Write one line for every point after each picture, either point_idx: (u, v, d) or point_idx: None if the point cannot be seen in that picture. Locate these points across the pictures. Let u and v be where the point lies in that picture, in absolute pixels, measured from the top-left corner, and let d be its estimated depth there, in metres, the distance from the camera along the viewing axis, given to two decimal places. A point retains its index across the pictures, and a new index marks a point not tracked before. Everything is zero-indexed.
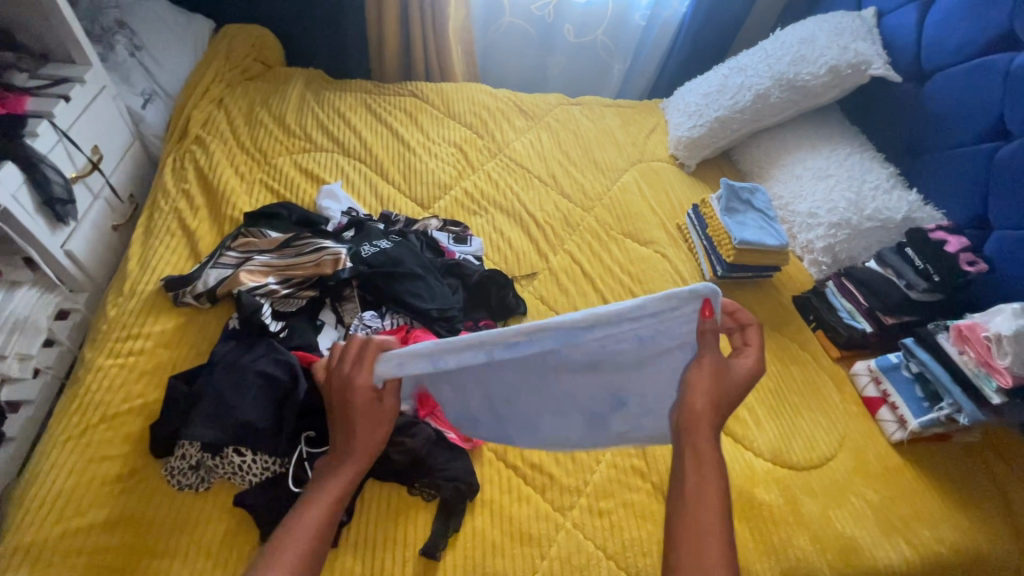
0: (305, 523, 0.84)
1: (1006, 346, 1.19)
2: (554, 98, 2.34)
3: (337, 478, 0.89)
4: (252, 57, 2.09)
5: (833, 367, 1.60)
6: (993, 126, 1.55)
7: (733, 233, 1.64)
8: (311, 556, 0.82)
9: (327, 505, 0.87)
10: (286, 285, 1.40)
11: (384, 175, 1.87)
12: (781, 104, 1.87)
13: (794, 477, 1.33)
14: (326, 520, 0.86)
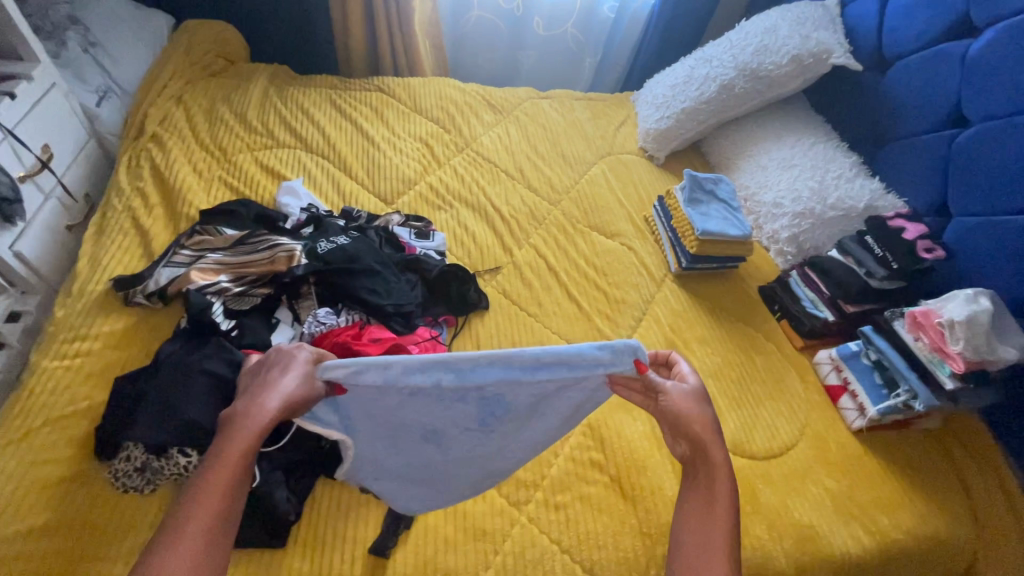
0: (198, 509, 0.81)
1: (958, 332, 1.20)
2: (523, 91, 2.32)
3: (227, 458, 0.86)
4: (213, 53, 2.06)
5: (796, 356, 1.60)
6: (952, 113, 1.55)
7: (697, 224, 1.63)
8: (214, 530, 0.81)
9: (228, 477, 0.84)
10: (239, 283, 1.38)
11: (347, 171, 1.85)
12: (745, 94, 1.87)
13: (753, 467, 1.33)
14: (224, 501, 0.83)
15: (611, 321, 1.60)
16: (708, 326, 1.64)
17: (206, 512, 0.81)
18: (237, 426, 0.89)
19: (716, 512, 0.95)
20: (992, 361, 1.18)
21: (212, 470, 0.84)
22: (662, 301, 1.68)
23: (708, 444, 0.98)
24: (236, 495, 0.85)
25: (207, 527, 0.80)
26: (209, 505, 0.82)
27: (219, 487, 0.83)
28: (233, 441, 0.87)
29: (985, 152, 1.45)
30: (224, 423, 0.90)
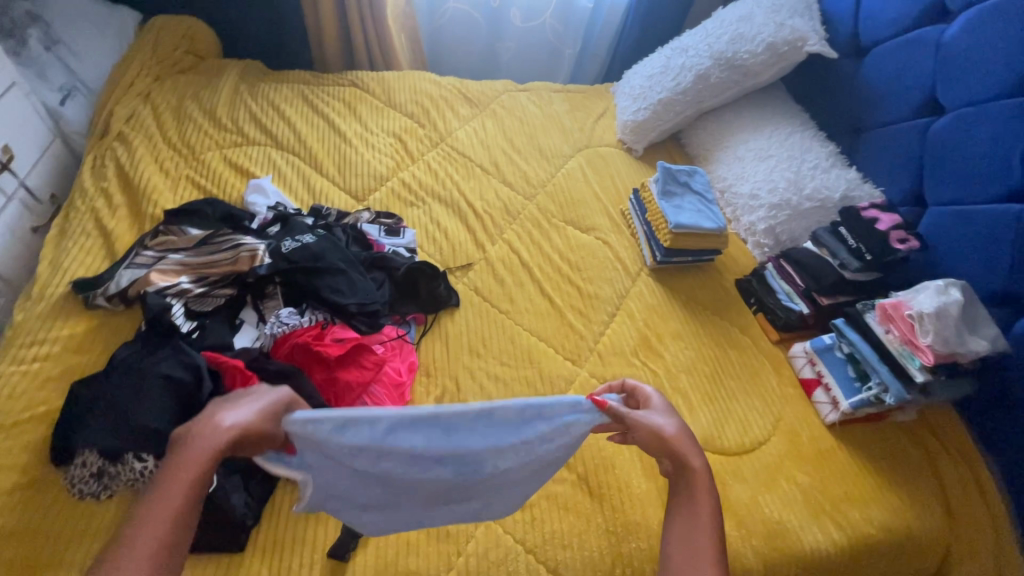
0: (152, 524, 0.79)
1: (927, 324, 1.18)
2: (501, 84, 2.29)
3: (182, 480, 0.82)
4: (182, 49, 2.03)
5: (772, 350, 1.58)
6: (927, 100, 1.52)
7: (669, 218, 1.60)
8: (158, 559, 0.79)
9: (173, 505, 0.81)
10: (201, 283, 1.36)
11: (319, 168, 1.82)
12: (721, 84, 1.84)
13: (724, 463, 1.32)
14: (178, 520, 0.81)
15: (584, 317, 1.58)
16: (683, 320, 1.62)
17: (157, 529, 0.79)
18: (195, 443, 0.83)
19: (704, 522, 0.98)
20: (962, 353, 1.17)
21: (167, 490, 0.81)
22: (637, 295, 1.66)
23: (684, 455, 1.02)
24: (186, 522, 0.82)
25: (157, 546, 0.78)
26: (162, 521, 0.80)
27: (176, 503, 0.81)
28: (190, 462, 0.82)
29: (960, 139, 1.43)
30: (183, 438, 0.85)
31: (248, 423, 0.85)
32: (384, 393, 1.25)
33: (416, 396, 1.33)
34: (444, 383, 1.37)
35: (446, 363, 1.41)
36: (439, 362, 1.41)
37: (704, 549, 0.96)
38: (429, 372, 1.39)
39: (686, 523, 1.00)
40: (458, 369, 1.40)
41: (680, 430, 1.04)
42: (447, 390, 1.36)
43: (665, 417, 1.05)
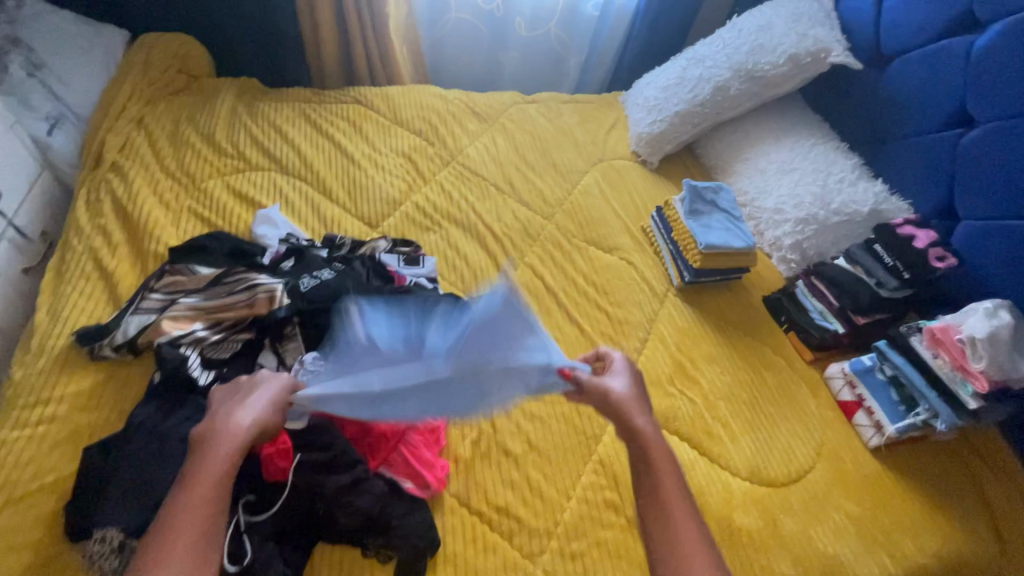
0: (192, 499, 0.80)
1: (980, 349, 1.15)
2: (508, 96, 2.22)
3: (217, 453, 0.86)
4: (175, 68, 1.92)
5: (807, 370, 1.55)
6: (957, 113, 1.50)
7: (698, 239, 1.56)
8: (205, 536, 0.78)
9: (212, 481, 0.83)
10: (216, 329, 1.27)
11: (328, 193, 1.73)
12: (741, 96, 1.80)
13: (772, 496, 1.28)
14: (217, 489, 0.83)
15: (616, 344, 1.53)
16: (715, 342, 1.58)
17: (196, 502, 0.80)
18: (222, 425, 0.90)
19: (673, 487, 0.91)
20: (1015, 380, 1.15)
21: (203, 463, 0.85)
22: (666, 318, 1.61)
23: (637, 416, 1.00)
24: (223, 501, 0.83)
25: (200, 517, 0.79)
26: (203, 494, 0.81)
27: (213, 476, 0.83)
28: (224, 438, 0.89)
29: (994, 153, 1.40)
30: (207, 430, 0.90)
31: (266, 408, 0.95)
32: (421, 439, 1.19)
33: (452, 439, 1.27)
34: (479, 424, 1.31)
35: None
36: None
37: (681, 516, 0.88)
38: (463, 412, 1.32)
39: (657, 495, 0.91)
40: None
41: (638, 389, 1.06)
42: (483, 432, 1.29)
43: (626, 376, 1.08)
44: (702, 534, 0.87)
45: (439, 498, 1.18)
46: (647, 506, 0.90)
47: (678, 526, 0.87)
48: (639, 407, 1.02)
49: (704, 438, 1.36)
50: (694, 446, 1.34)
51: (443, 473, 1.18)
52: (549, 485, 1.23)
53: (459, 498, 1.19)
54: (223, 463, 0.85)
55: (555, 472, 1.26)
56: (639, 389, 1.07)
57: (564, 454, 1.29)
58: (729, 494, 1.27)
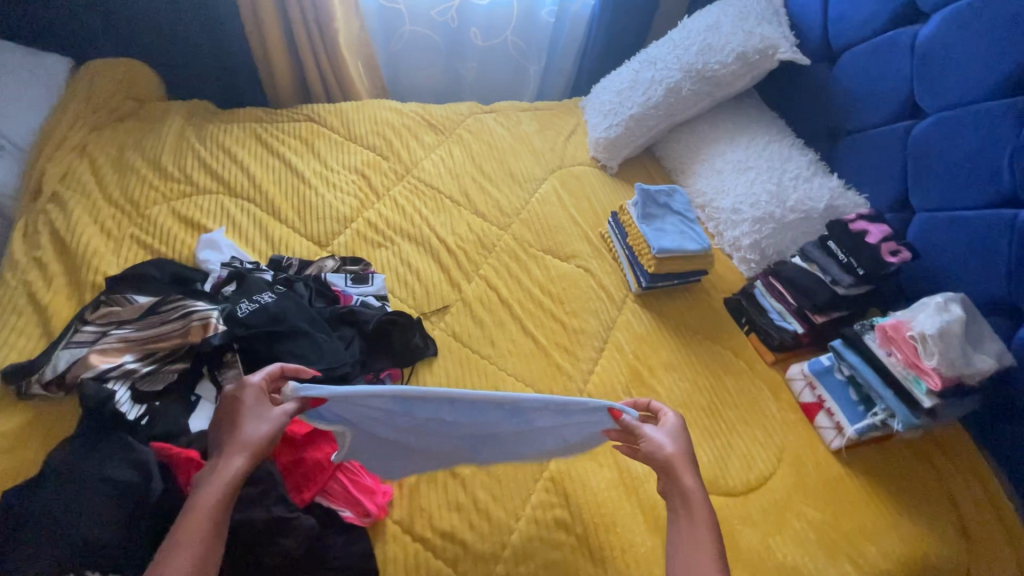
0: (190, 523, 0.89)
1: (931, 346, 1.12)
2: (466, 107, 2.19)
3: (216, 480, 0.94)
4: (121, 95, 1.89)
5: (768, 372, 1.51)
6: (905, 105, 1.48)
7: (652, 243, 1.53)
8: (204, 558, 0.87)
9: (209, 505, 0.91)
10: (149, 360, 1.24)
11: (276, 213, 1.70)
12: (693, 97, 1.78)
13: (731, 506, 1.24)
14: (212, 516, 0.90)
15: (571, 355, 1.49)
16: (674, 348, 1.54)
17: (195, 526, 0.88)
18: (231, 448, 0.98)
19: (702, 535, 0.99)
20: (969, 375, 1.11)
21: (206, 487, 0.93)
22: (624, 326, 1.58)
23: (682, 479, 1.04)
24: (222, 523, 0.91)
25: (202, 539, 0.87)
26: (198, 519, 0.89)
27: (208, 502, 0.91)
28: (225, 464, 0.96)
29: (942, 143, 1.37)
30: (220, 448, 0.99)
31: (270, 424, 1.01)
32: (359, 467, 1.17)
33: None
34: None
35: None
36: None
37: (704, 557, 0.97)
38: None
39: (690, 541, 0.99)
40: None
41: (686, 447, 1.09)
42: None
43: (674, 437, 1.10)
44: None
45: (381, 524, 1.14)
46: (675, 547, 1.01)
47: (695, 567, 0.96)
48: (686, 464, 1.06)
49: None
50: None
51: (382, 502, 1.15)
52: (496, 505, 1.19)
53: (402, 524, 1.15)
54: (220, 484, 0.93)
55: (503, 491, 1.21)
56: (688, 448, 1.09)
57: (513, 472, 1.25)
58: None
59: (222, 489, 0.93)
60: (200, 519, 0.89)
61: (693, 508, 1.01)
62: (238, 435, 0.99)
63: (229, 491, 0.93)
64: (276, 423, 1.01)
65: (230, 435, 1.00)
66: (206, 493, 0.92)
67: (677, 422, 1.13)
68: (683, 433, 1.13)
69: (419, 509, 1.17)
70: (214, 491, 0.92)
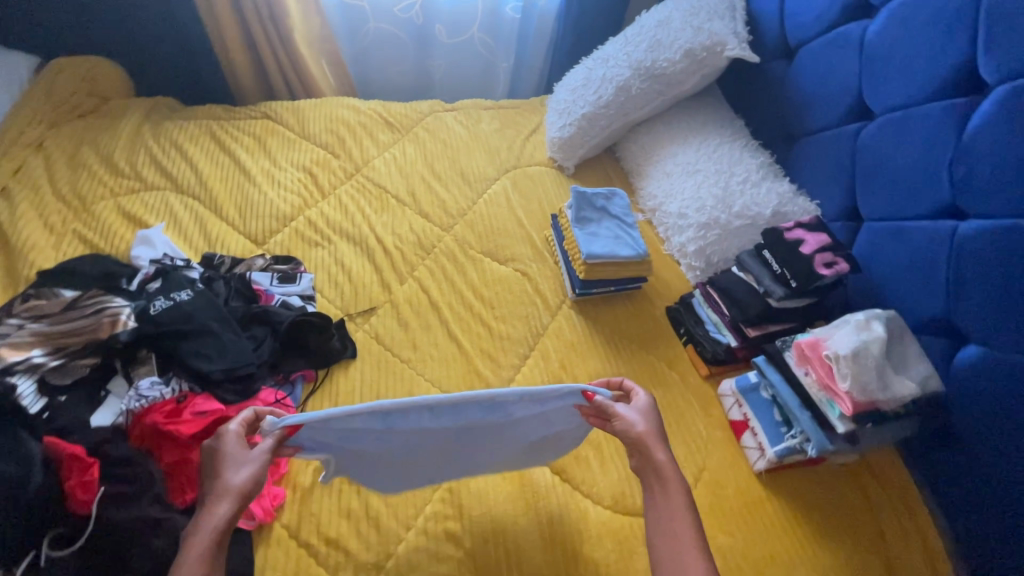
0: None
1: (844, 368, 1.04)
2: (427, 104, 2.16)
3: (202, 529, 0.90)
4: (83, 92, 1.94)
5: (701, 386, 1.44)
6: (855, 105, 1.38)
7: (581, 247, 1.47)
8: None
9: (200, 560, 0.88)
10: (58, 355, 1.26)
11: (218, 211, 1.72)
12: (643, 95, 1.72)
13: (634, 527, 1.18)
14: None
15: (493, 362, 1.45)
16: (603, 357, 1.49)
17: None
18: (214, 498, 0.94)
19: (678, 507, 1.01)
20: (885, 402, 1.02)
21: (193, 541, 0.89)
22: (555, 332, 1.53)
23: (656, 456, 1.06)
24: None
25: None
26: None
27: (196, 563, 0.88)
28: (210, 515, 0.92)
29: (889, 147, 1.28)
30: (202, 500, 0.95)
31: (256, 465, 0.97)
32: None
33: (294, 466, 1.23)
34: None
35: None
36: None
37: (681, 532, 0.99)
38: None
39: (665, 516, 1.01)
40: None
41: (656, 424, 1.11)
42: None
43: (643, 415, 1.11)
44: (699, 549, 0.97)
45: (267, 527, 1.14)
46: (654, 521, 1.03)
47: (675, 541, 0.98)
48: (656, 438, 1.08)
49: (568, 463, 1.27)
50: (555, 470, 1.26)
51: (269, 506, 1.14)
52: (387, 514, 1.17)
53: (289, 528, 1.14)
54: (207, 536, 0.90)
55: (397, 499, 1.19)
56: (657, 424, 1.11)
57: None
58: (584, 523, 1.18)
59: (209, 543, 0.90)
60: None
61: (666, 481, 1.04)
62: (220, 484, 0.95)
63: (216, 547, 0.91)
64: (255, 463, 0.98)
65: (212, 487, 0.95)
66: (193, 553, 0.88)
67: (648, 403, 1.14)
68: (656, 414, 1.13)
69: (308, 513, 1.16)
70: (201, 547, 0.89)
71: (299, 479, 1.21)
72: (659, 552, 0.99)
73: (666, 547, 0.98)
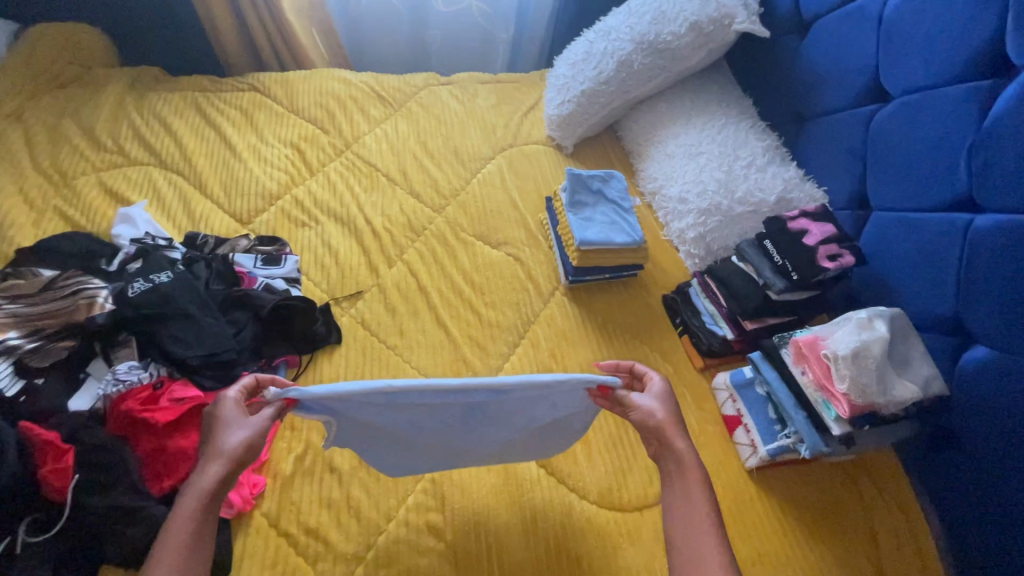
0: (162, 547, 0.86)
1: (842, 368, 0.99)
2: (421, 78, 2.06)
3: (192, 490, 0.91)
4: (64, 60, 1.86)
5: (695, 379, 1.39)
6: (870, 86, 1.29)
7: (575, 233, 1.41)
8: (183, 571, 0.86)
9: (188, 519, 0.88)
10: (34, 336, 1.23)
11: (203, 188, 1.66)
12: (645, 71, 1.63)
13: (620, 522, 1.16)
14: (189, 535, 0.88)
15: (482, 350, 1.41)
16: (596, 347, 1.44)
17: (169, 553, 0.85)
18: (206, 461, 0.93)
19: (698, 494, 0.98)
20: (882, 406, 0.98)
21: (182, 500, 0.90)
22: (546, 320, 1.48)
23: (676, 444, 1.03)
24: (202, 534, 0.89)
25: (178, 554, 0.86)
26: (175, 544, 0.86)
27: (183, 522, 0.88)
28: (200, 475, 0.92)
29: (903, 132, 1.20)
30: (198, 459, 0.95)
31: (251, 429, 0.96)
32: None
33: (276, 455, 1.21)
34: (306, 438, 1.23)
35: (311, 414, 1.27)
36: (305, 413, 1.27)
37: (699, 519, 0.96)
38: (292, 426, 1.25)
39: (686, 505, 0.98)
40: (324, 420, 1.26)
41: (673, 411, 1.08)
42: (310, 447, 1.22)
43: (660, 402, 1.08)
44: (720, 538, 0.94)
45: (246, 516, 1.12)
46: (673, 508, 1.00)
47: (693, 528, 0.96)
48: (675, 425, 1.05)
49: (555, 457, 1.24)
50: (542, 463, 1.23)
51: (246, 495, 1.12)
52: (368, 504, 1.15)
53: (269, 518, 1.13)
54: (196, 497, 0.90)
55: (379, 490, 1.17)
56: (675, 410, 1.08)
57: (393, 471, 1.20)
58: (569, 518, 1.16)
59: (196, 505, 0.89)
60: (176, 545, 0.86)
61: (686, 469, 1.01)
62: (212, 448, 0.94)
63: (205, 509, 0.90)
64: (251, 430, 0.96)
65: (207, 450, 0.95)
66: (181, 513, 0.89)
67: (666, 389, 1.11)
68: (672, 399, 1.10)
69: (288, 503, 1.15)
70: (190, 506, 0.90)
71: (279, 468, 1.19)
72: (676, 538, 0.97)
73: (685, 535, 0.96)
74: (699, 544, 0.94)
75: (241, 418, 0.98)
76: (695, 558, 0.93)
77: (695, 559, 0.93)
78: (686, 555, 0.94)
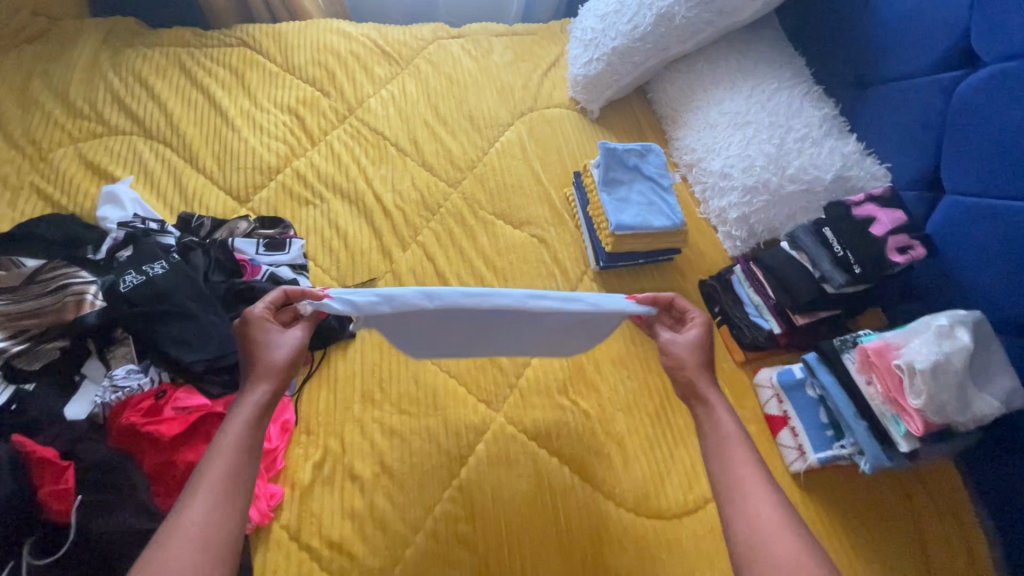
0: (211, 459, 0.82)
1: (920, 385, 0.89)
2: (429, 29, 1.85)
3: (242, 405, 0.88)
4: (27, 11, 1.65)
5: (735, 374, 1.31)
6: (957, 48, 1.14)
7: (610, 217, 1.28)
8: (233, 478, 0.81)
9: (237, 428, 0.86)
10: (22, 339, 1.13)
11: (194, 161, 1.50)
12: (688, 26, 1.45)
13: (659, 531, 1.10)
14: (240, 444, 0.84)
15: None
16: (629, 340, 1.34)
17: (219, 461, 0.81)
18: (254, 380, 0.91)
19: (746, 461, 0.88)
20: (960, 424, 0.89)
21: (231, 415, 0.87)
22: None
23: (715, 407, 0.96)
24: (252, 447, 0.85)
25: (227, 462, 0.81)
26: (224, 454, 0.82)
27: (233, 434, 0.85)
28: (248, 394, 0.90)
29: (996, 104, 1.06)
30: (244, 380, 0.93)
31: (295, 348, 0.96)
32: None
33: (293, 462, 1.13)
34: (324, 444, 1.16)
35: (327, 417, 1.19)
36: (321, 416, 1.19)
37: (750, 484, 0.85)
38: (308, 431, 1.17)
39: (733, 476, 0.87)
40: (342, 424, 1.18)
41: (700, 360, 1.02)
42: (329, 452, 1.15)
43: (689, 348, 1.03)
44: (778, 504, 0.82)
45: (265, 530, 1.06)
46: (720, 478, 0.88)
47: (744, 495, 0.84)
48: (706, 373, 1.01)
49: (588, 461, 1.17)
50: (575, 468, 1.16)
51: (264, 508, 1.06)
52: (393, 516, 1.09)
53: (289, 531, 1.06)
54: (247, 409, 0.88)
55: (404, 500, 1.10)
56: (705, 360, 1.02)
57: (418, 479, 1.13)
58: (606, 526, 1.10)
59: (247, 419, 0.87)
60: (225, 454, 0.82)
61: (725, 434, 0.92)
62: (257, 368, 0.92)
63: (253, 424, 0.87)
64: (292, 346, 0.96)
65: (251, 371, 0.93)
66: (230, 429, 0.86)
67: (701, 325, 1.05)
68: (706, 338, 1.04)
69: (308, 515, 1.08)
70: (239, 423, 0.86)
71: (297, 477, 1.12)
72: (728, 511, 0.85)
73: (736, 504, 0.84)
74: (753, 508, 0.82)
75: (279, 336, 0.96)
76: (744, 511, 0.83)
77: (752, 533, 0.80)
78: (742, 531, 0.82)
